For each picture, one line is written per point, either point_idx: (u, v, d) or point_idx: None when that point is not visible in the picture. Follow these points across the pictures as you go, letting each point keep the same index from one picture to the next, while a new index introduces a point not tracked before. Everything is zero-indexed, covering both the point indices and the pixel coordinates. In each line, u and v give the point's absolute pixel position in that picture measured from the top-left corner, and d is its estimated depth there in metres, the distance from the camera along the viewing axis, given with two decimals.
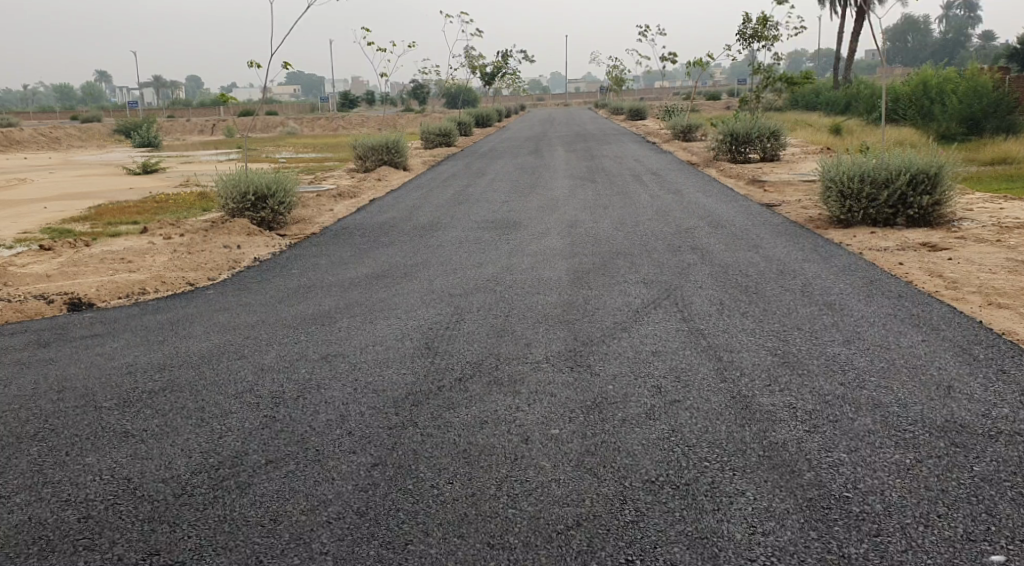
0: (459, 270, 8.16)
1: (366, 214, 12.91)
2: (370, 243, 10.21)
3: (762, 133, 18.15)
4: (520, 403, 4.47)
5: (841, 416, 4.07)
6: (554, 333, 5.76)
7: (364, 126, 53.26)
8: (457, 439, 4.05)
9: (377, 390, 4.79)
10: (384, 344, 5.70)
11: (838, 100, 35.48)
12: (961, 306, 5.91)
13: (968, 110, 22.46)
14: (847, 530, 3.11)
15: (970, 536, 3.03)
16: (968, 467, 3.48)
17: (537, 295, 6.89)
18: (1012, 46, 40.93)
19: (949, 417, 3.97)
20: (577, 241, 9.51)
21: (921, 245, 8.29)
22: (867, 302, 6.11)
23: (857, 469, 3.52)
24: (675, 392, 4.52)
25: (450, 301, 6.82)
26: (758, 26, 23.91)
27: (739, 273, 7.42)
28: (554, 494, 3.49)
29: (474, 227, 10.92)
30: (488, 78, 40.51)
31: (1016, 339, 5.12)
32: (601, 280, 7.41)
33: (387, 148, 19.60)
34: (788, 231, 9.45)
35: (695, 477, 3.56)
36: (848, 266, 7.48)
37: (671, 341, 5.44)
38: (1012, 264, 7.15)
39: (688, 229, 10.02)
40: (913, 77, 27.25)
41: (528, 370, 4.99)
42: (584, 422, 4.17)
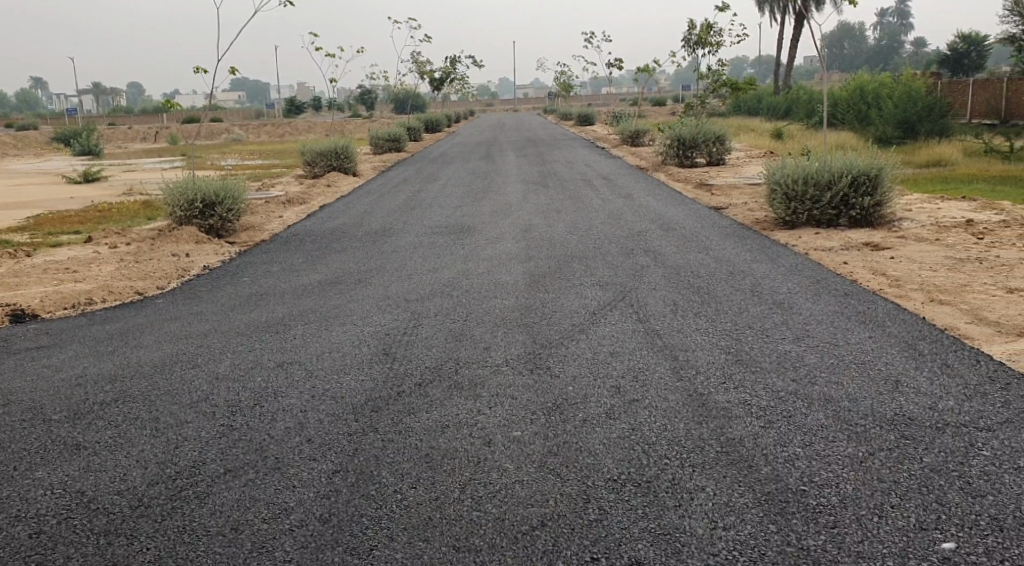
0: (414, 275, 8.15)
1: (316, 220, 12.78)
2: (322, 249, 10.12)
3: (709, 137, 18.44)
4: (481, 406, 4.49)
5: (794, 411, 4.18)
6: (513, 336, 5.79)
7: (311, 132, 52.77)
8: (419, 444, 4.05)
9: (336, 397, 4.75)
10: (341, 350, 5.66)
11: (780, 105, 36.28)
12: (904, 303, 6.10)
13: (903, 114, 23.16)
14: (806, 522, 3.17)
15: (923, 525, 3.09)
16: (917, 459, 3.59)
17: (494, 299, 6.92)
18: (943, 52, 42.43)
19: (898, 411, 4.09)
20: (531, 245, 9.57)
21: (864, 245, 8.52)
22: (814, 301, 6.27)
23: (812, 463, 3.61)
24: (634, 391, 4.58)
25: (406, 306, 6.81)
26: (702, 32, 24.33)
27: (691, 274, 7.55)
28: (518, 495, 3.51)
29: (428, 232, 10.90)
30: (436, 84, 40.47)
31: (958, 334, 5.30)
32: (557, 282, 7.48)
33: (336, 154, 19.45)
34: (736, 234, 9.64)
35: (655, 475, 3.61)
36: (795, 266, 7.66)
37: (628, 341, 5.52)
38: (951, 262, 7.40)
39: (640, 231, 10.16)
40: (851, 82, 28.03)
41: (488, 374, 5.01)
42: (545, 424, 4.20)
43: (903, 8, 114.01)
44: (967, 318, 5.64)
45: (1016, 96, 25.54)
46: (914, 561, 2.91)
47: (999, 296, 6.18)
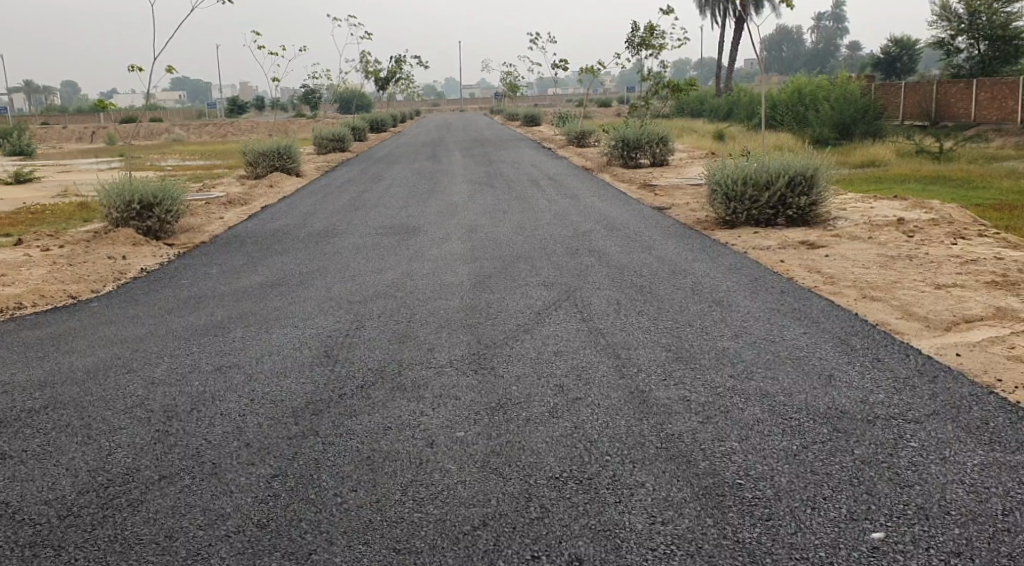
0: (358, 276, 8.07)
1: (258, 221, 12.59)
2: (263, 251, 9.97)
3: (652, 138, 18.67)
4: (425, 407, 4.46)
5: (731, 407, 4.26)
6: (457, 337, 5.77)
7: (254, 132, 51.96)
8: (361, 446, 4.01)
9: (276, 400, 4.68)
10: (281, 353, 5.58)
11: (721, 106, 36.91)
12: (838, 299, 6.27)
13: (839, 116, 23.75)
14: (741, 515, 3.23)
15: (853, 516, 3.17)
16: (849, 451, 3.69)
17: (439, 300, 6.89)
18: (877, 55, 43.72)
19: (831, 404, 4.20)
20: (477, 245, 9.56)
21: (800, 243, 8.71)
22: (753, 299, 6.40)
23: (749, 457, 3.68)
24: (577, 390, 4.61)
25: (349, 308, 6.73)
26: (644, 34, 24.65)
27: (634, 274, 7.63)
28: (460, 495, 3.51)
29: (373, 233, 10.81)
30: (381, 83, 40.20)
31: (890, 330, 5.45)
32: (502, 283, 7.48)
33: (279, 153, 19.18)
34: (678, 233, 9.78)
35: (596, 471, 3.64)
36: (735, 265, 7.80)
37: (572, 341, 5.55)
38: (883, 259, 7.62)
39: (584, 231, 10.25)
40: (789, 85, 28.69)
41: (431, 375, 4.98)
42: (488, 424, 4.20)
43: (839, 13, 117.07)
44: (898, 314, 5.82)
45: (945, 98, 26.40)
46: (845, 550, 2.98)
47: (928, 291, 6.38)
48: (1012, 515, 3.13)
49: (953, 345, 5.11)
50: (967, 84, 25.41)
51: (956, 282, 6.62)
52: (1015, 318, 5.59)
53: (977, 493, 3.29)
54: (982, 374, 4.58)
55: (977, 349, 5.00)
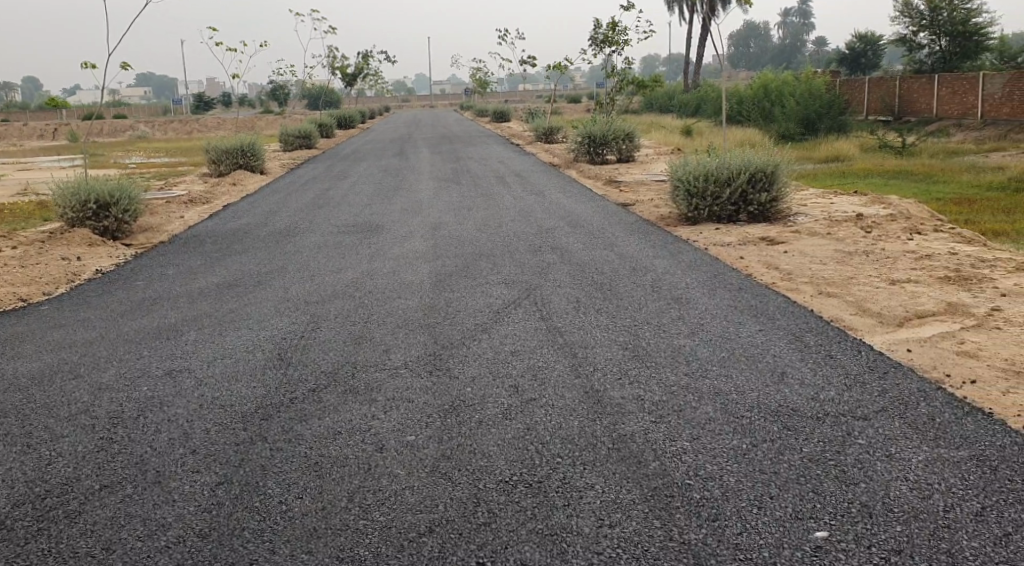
0: (317, 276, 7.97)
1: (218, 220, 12.42)
2: (222, 251, 9.82)
3: (618, 134, 18.72)
4: (376, 411, 4.40)
5: (684, 406, 4.25)
6: (414, 337, 5.72)
7: (221, 129, 51.38)
8: (309, 451, 3.95)
9: (225, 405, 4.60)
10: (233, 356, 5.48)
11: (689, 101, 37.13)
12: (794, 296, 6.30)
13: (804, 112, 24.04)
14: (688, 516, 3.22)
15: (798, 515, 3.17)
16: (798, 449, 3.69)
17: (398, 299, 6.82)
18: (842, 51, 44.20)
19: (782, 402, 4.21)
20: (439, 243, 9.48)
21: (760, 239, 8.76)
22: (710, 296, 6.41)
23: (699, 457, 3.68)
24: (531, 390, 4.58)
25: (305, 308, 6.64)
26: (608, 30, 24.69)
27: (596, 271, 7.62)
28: (407, 501, 3.46)
29: (335, 232, 10.70)
30: (348, 79, 39.92)
31: (844, 326, 5.49)
32: (463, 281, 7.44)
33: (243, 150, 18.95)
34: (641, 230, 9.80)
35: (546, 474, 3.61)
36: (695, 261, 7.82)
37: (529, 340, 5.52)
38: (840, 255, 7.68)
39: (548, 229, 10.22)
40: (755, 81, 28.92)
41: (385, 377, 4.91)
42: (440, 427, 4.15)
43: (806, 7, 118.17)
44: (852, 309, 5.87)
45: (908, 94, 26.75)
46: (789, 550, 2.98)
47: (882, 287, 6.43)
48: (953, 511, 3.15)
49: (905, 341, 5.15)
50: (929, 80, 25.75)
51: (909, 277, 6.69)
52: (966, 314, 5.66)
53: (921, 490, 3.30)
54: (931, 369, 4.62)
55: (927, 345, 5.04)
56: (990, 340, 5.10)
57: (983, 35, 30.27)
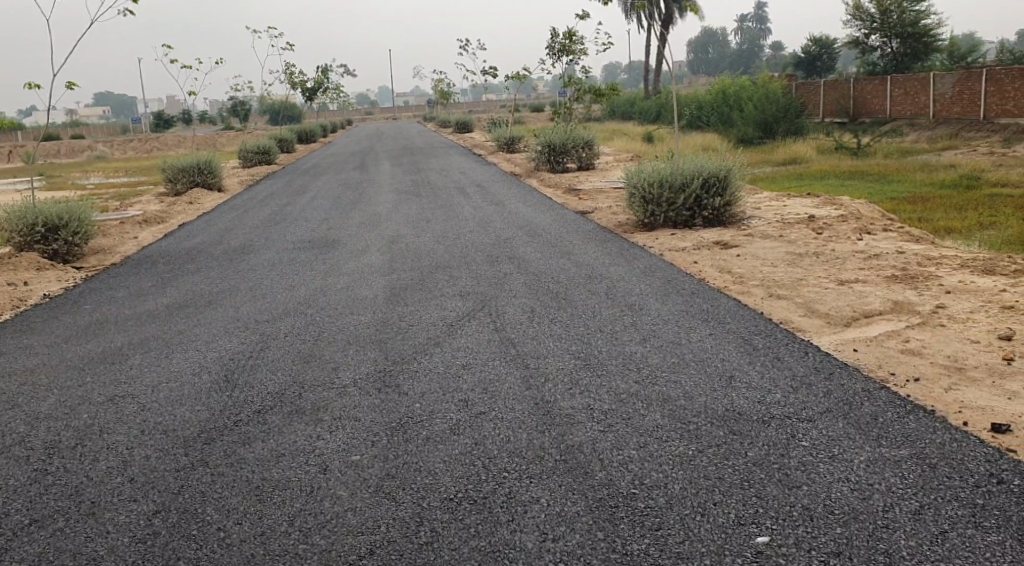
0: (270, 294, 7.86)
1: (172, 240, 12.21)
2: (174, 271, 9.64)
3: (578, 143, 18.82)
4: (322, 431, 4.33)
5: (633, 413, 4.22)
6: (365, 353, 5.65)
7: (180, 147, 50.75)
8: (251, 475, 3.86)
9: (167, 430, 4.48)
10: (179, 380, 5.36)
11: (650, 107, 37.41)
12: (745, 299, 6.33)
13: (761, 115, 24.37)
14: (632, 527, 3.19)
15: (740, 521, 3.16)
16: (743, 454, 3.69)
17: (351, 315, 6.73)
18: (797, 54, 44.86)
19: (729, 406, 4.21)
20: (396, 257, 9.41)
21: (714, 244, 8.81)
22: (663, 301, 6.43)
23: (645, 465, 3.65)
24: (481, 404, 4.53)
25: (254, 328, 6.54)
26: (565, 40, 24.83)
27: (552, 280, 7.60)
28: (349, 523, 3.39)
29: (291, 248, 10.58)
30: (308, 94, 39.66)
31: (792, 328, 5.53)
32: (417, 295, 7.37)
33: (199, 169, 18.70)
34: (598, 237, 9.80)
35: (492, 490, 3.56)
36: (649, 267, 7.84)
37: (482, 353, 5.47)
38: (792, 257, 7.75)
39: (506, 239, 10.19)
40: (713, 87, 29.25)
41: (333, 396, 4.83)
42: (386, 445, 4.09)
43: (762, 12, 119.83)
44: (800, 311, 5.92)
45: (861, 95, 27.22)
46: (729, 557, 2.96)
47: (831, 288, 6.48)
48: (892, 511, 3.15)
49: (851, 341, 5.19)
50: (881, 82, 26.20)
51: (857, 277, 6.76)
52: (911, 312, 5.74)
53: (861, 491, 3.31)
54: (875, 369, 4.67)
55: (873, 344, 5.10)
56: (934, 339, 5.17)
57: (931, 37, 30.90)
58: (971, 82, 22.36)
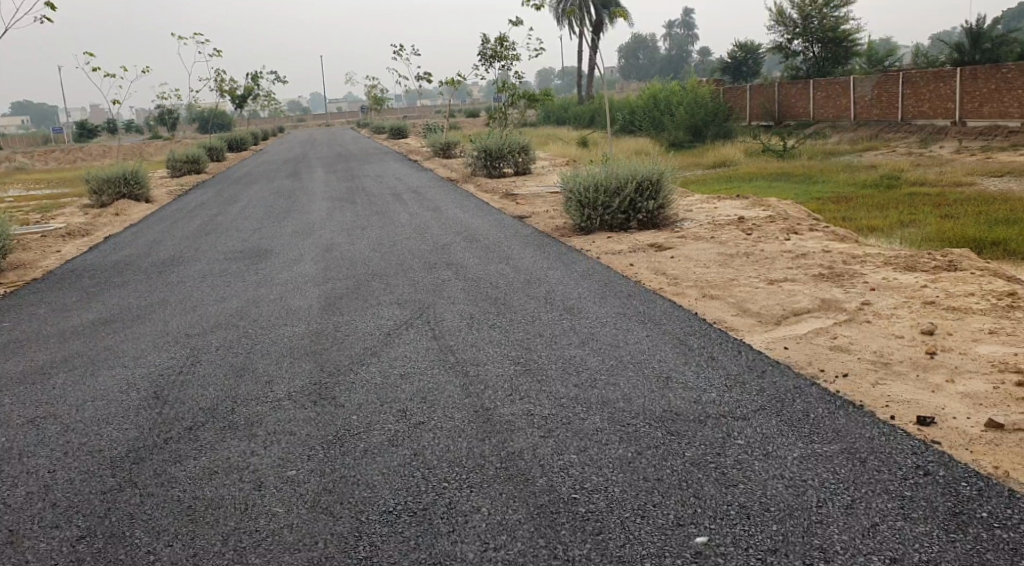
0: (201, 307, 7.66)
1: (97, 253, 11.80)
2: (99, 285, 9.32)
3: (513, 148, 18.87)
4: (257, 446, 4.22)
5: (573, 418, 4.23)
6: (299, 365, 5.53)
7: (105, 157, 49.20)
8: (182, 495, 3.74)
9: (92, 451, 4.32)
10: (106, 398, 5.17)
11: (584, 113, 37.83)
12: (680, 300, 6.42)
13: (691, 119, 24.86)
14: (573, 532, 3.19)
15: (679, 522, 3.18)
16: (681, 454, 3.73)
17: (286, 327, 6.60)
18: (724, 60, 45.89)
19: (666, 407, 4.26)
20: (331, 265, 9.29)
21: (650, 246, 8.93)
22: (601, 304, 6.48)
23: (585, 470, 3.66)
24: (420, 413, 4.48)
25: (184, 342, 6.34)
26: (497, 46, 24.93)
27: (490, 286, 7.59)
28: (286, 540, 3.31)
29: (222, 258, 10.34)
30: (238, 102, 38.91)
31: (726, 327, 5.63)
32: (353, 304, 7.27)
33: (125, 179, 18.14)
34: (535, 242, 9.84)
35: (432, 501, 3.52)
36: (586, 271, 7.89)
37: (420, 361, 5.42)
38: (724, 258, 7.89)
39: (444, 245, 10.14)
40: (644, 92, 29.72)
41: (267, 410, 4.72)
42: (323, 459, 4.01)
43: (689, 19, 122.21)
44: (734, 311, 6.03)
45: (786, 99, 27.98)
46: (669, 559, 2.98)
47: (762, 287, 6.63)
48: (826, 507, 3.22)
49: (782, 339, 5.30)
50: (804, 86, 26.95)
51: (786, 276, 6.93)
52: (839, 309, 5.89)
53: (795, 487, 3.37)
54: (806, 366, 4.78)
55: (802, 342, 5.21)
56: (861, 335, 5.32)
57: (851, 42, 31.97)
58: (889, 85, 23.16)
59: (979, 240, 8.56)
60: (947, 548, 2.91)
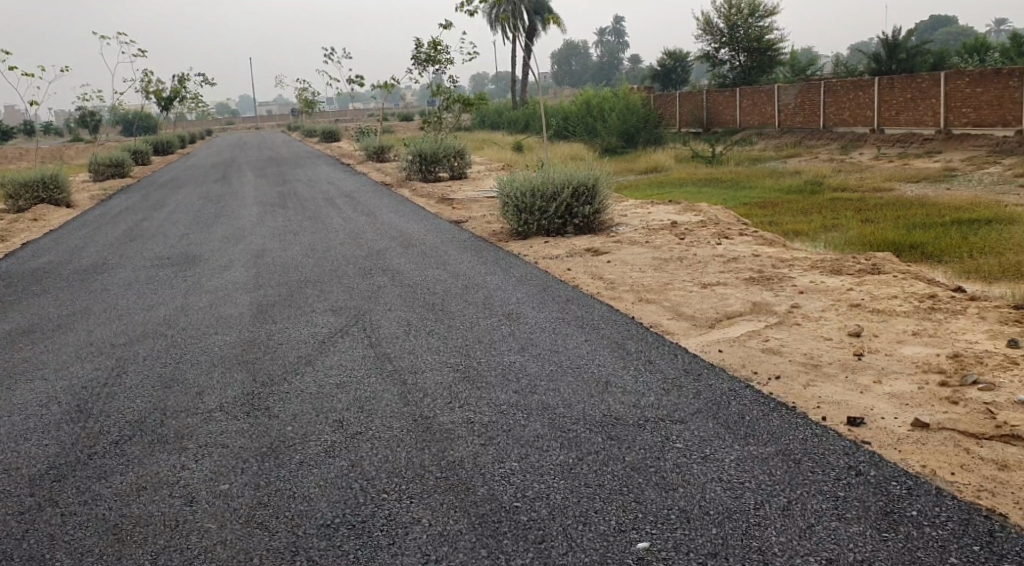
0: (127, 315, 7.39)
1: (14, 260, 11.28)
2: (16, 293, 8.91)
3: (448, 152, 18.79)
4: (187, 459, 4.09)
5: (513, 424, 4.21)
6: (231, 375, 5.38)
7: (22, 160, 47.24)
8: (108, 513, 3.59)
9: (10, 469, 4.11)
10: (24, 413, 4.93)
11: (518, 119, 37.94)
12: (616, 304, 6.48)
13: (624, 125, 25.17)
14: (515, 541, 3.16)
15: (621, 528, 3.19)
16: (621, 459, 3.74)
17: (216, 335, 6.41)
18: (654, 67, 46.63)
19: (606, 412, 4.27)
20: (262, 272, 9.08)
21: (586, 250, 8.99)
22: (539, 309, 6.49)
23: (526, 477, 3.64)
24: (357, 423, 4.40)
25: (109, 353, 6.11)
26: (430, 50, 24.83)
27: (427, 291, 7.53)
28: (220, 557, 3.20)
29: (148, 265, 10.02)
30: (164, 104, 37.82)
31: (662, 331, 5.70)
32: (286, 311, 7.12)
33: (44, 183, 17.44)
34: (472, 247, 9.80)
35: (371, 513, 3.45)
36: (524, 276, 7.90)
37: (356, 369, 5.33)
38: (658, 262, 8.00)
39: (379, 250, 10.02)
40: (578, 99, 29.99)
41: (198, 422, 4.57)
42: (257, 472, 3.90)
43: (620, 27, 124.03)
44: (669, 314, 6.10)
45: (715, 106, 28.58)
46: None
47: (695, 291, 6.74)
48: (763, 508, 3.27)
49: (717, 342, 5.39)
50: (731, 93, 27.57)
51: (718, 280, 7.06)
52: (769, 312, 6.03)
53: (733, 490, 3.42)
54: (740, 368, 4.87)
55: (735, 345, 5.31)
56: (791, 337, 5.45)
57: (775, 51, 32.90)
58: (812, 93, 23.86)
59: (898, 245, 8.87)
60: (880, 547, 2.98)
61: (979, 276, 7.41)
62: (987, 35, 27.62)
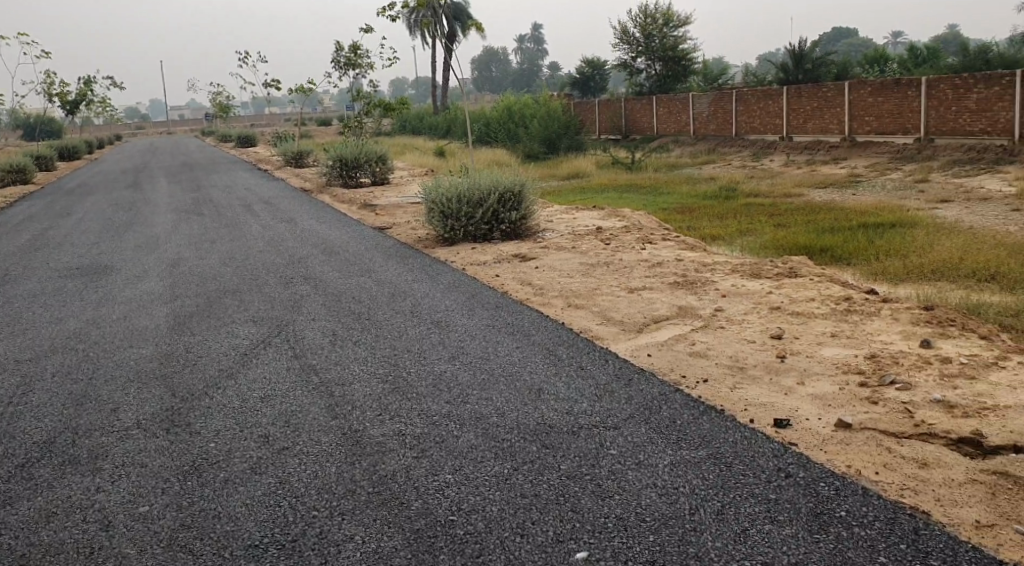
0: (31, 329, 7.01)
1: None
2: None
3: (370, 157, 18.55)
4: (103, 480, 3.88)
5: (446, 436, 4.14)
6: (148, 391, 5.14)
7: None
8: (15, 542, 3.37)
9: None
10: None
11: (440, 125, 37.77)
12: (546, 310, 6.48)
13: (545, 131, 25.31)
14: (452, 556, 3.10)
15: (558, 538, 3.16)
16: (556, 467, 3.72)
17: (130, 349, 6.13)
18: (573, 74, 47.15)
19: (540, 420, 4.25)
20: (179, 281, 8.76)
21: (513, 256, 8.98)
22: (468, 316, 6.43)
23: (461, 490, 3.58)
24: (284, 438, 4.26)
25: (14, 369, 5.77)
26: (351, 54, 24.50)
27: (353, 300, 7.38)
28: None
29: (54, 276, 9.53)
30: (70, 106, 36.23)
31: (593, 336, 5.72)
32: (204, 322, 6.87)
33: None
34: (398, 254, 9.68)
35: (301, 531, 3.33)
36: (451, 282, 7.84)
37: (282, 382, 5.17)
38: (585, 268, 8.05)
39: (302, 258, 9.79)
40: (499, 105, 30.05)
41: (112, 441, 4.35)
42: (178, 492, 3.72)
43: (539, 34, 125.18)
44: (598, 320, 6.14)
45: (633, 113, 29.05)
46: None
47: (623, 296, 6.80)
48: (697, 513, 3.29)
49: (646, 346, 5.44)
50: (648, 101, 28.09)
51: (645, 285, 7.14)
52: (694, 316, 6.12)
53: (668, 495, 3.44)
54: (669, 372, 4.92)
55: (664, 349, 5.36)
56: (716, 340, 5.54)
57: (688, 61, 33.71)
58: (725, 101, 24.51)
59: (809, 248, 9.15)
60: (813, 549, 3.03)
61: (886, 278, 7.69)
62: (885, 48, 28.93)
